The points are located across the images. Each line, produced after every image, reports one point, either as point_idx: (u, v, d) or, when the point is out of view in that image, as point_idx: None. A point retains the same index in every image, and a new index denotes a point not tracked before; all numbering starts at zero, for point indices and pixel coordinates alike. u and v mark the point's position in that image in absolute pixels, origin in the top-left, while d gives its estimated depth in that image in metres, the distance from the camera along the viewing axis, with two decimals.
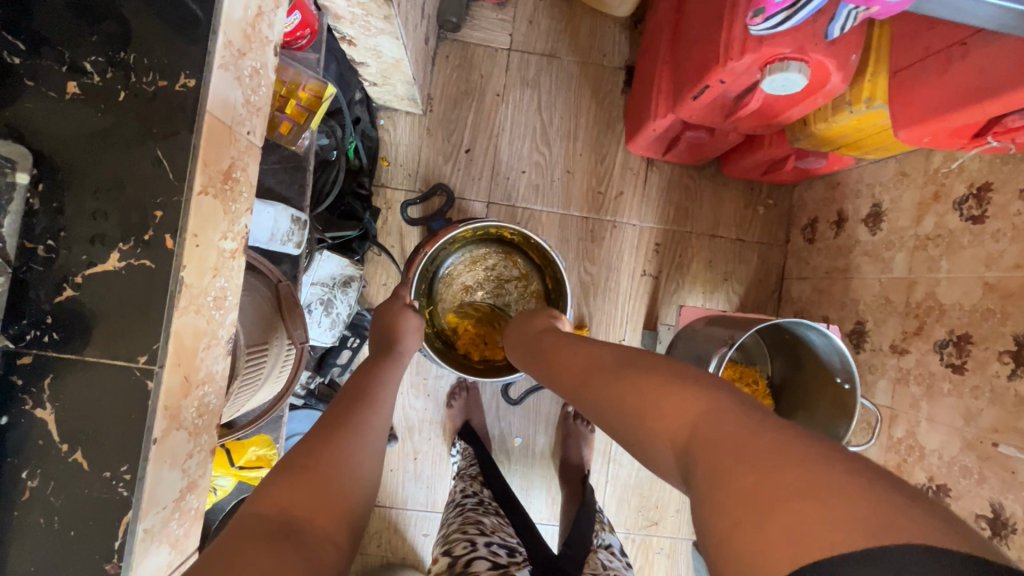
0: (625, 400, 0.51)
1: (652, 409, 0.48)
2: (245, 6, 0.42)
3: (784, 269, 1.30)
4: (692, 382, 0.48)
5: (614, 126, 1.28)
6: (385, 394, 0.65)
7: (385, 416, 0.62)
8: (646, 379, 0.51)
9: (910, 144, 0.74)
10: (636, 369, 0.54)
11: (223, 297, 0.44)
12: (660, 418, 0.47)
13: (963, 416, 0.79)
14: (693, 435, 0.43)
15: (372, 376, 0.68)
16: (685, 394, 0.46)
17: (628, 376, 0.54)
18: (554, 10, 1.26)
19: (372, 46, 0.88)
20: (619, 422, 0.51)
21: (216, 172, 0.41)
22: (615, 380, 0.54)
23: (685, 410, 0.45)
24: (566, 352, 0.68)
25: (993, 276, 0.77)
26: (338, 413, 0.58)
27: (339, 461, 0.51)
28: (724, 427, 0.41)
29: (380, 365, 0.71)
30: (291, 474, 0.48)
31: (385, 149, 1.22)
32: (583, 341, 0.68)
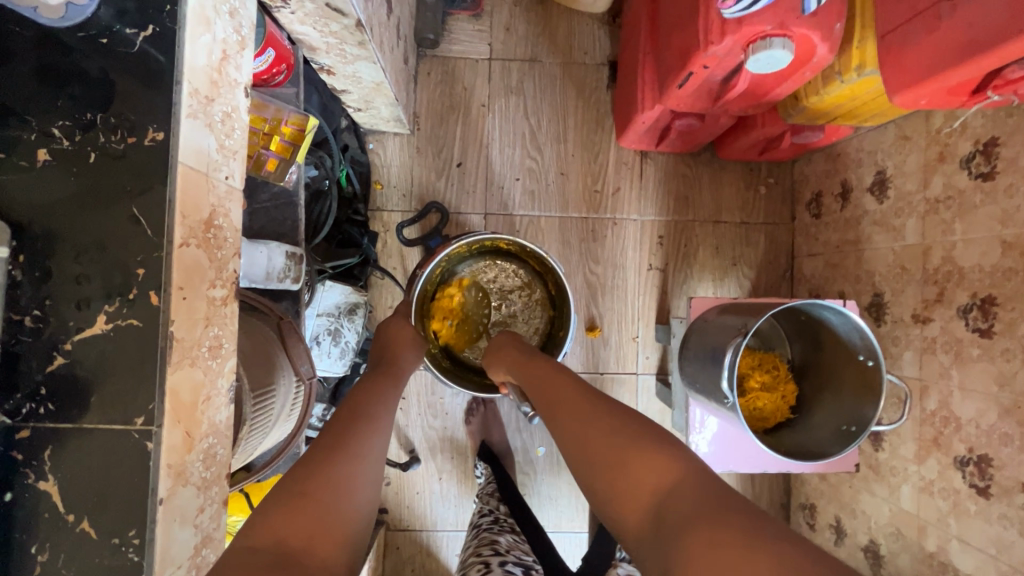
0: (598, 453, 0.54)
1: (618, 474, 0.51)
2: (209, 52, 0.41)
3: (794, 247, 1.27)
4: (650, 448, 0.51)
5: (603, 122, 1.26)
6: (380, 408, 0.65)
7: (385, 432, 0.61)
8: (610, 438, 0.54)
9: (907, 107, 0.72)
10: (608, 421, 0.57)
11: (219, 345, 0.44)
12: (632, 477, 0.50)
13: (996, 381, 0.76)
14: (659, 505, 0.47)
15: (369, 390, 0.68)
16: (652, 461, 0.50)
17: (598, 424, 0.57)
18: (530, 14, 1.26)
19: (351, 72, 0.88)
20: (593, 478, 0.53)
21: (196, 223, 0.40)
22: (592, 428, 0.57)
23: (650, 477, 0.49)
24: (543, 385, 0.70)
25: (1010, 233, 0.74)
26: (333, 433, 0.57)
27: (338, 481, 0.51)
28: (689, 503, 0.45)
29: (381, 381, 0.70)
30: (286, 500, 0.48)
31: (377, 173, 1.22)
32: (556, 372, 0.71)
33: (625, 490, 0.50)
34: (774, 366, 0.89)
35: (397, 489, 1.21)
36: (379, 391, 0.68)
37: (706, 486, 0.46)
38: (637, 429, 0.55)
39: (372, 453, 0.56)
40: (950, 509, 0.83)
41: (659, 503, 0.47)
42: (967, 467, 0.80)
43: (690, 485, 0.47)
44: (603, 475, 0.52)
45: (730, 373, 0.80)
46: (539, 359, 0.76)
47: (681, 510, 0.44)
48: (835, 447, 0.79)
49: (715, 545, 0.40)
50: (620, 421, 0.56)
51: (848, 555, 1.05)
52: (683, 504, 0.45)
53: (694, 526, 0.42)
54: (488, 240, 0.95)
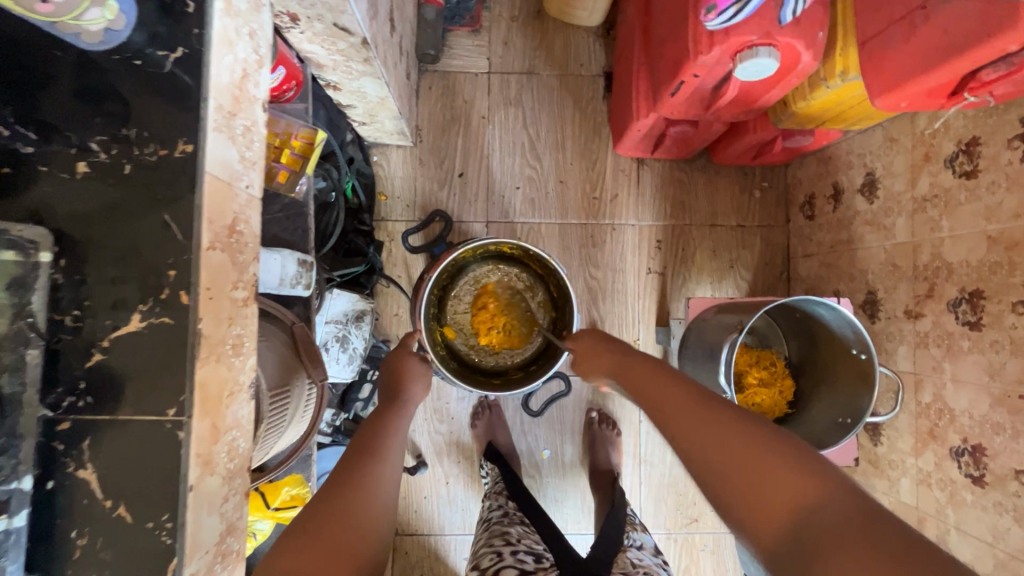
0: (717, 461, 0.51)
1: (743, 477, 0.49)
2: (231, 70, 0.44)
3: (789, 249, 1.30)
4: (785, 455, 0.49)
5: (600, 131, 1.30)
6: (394, 437, 0.68)
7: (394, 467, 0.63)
8: (729, 441, 0.51)
9: (890, 110, 0.75)
10: (723, 417, 0.54)
11: (241, 343, 0.47)
12: (763, 489, 0.47)
13: (987, 371, 0.78)
14: (798, 523, 0.44)
15: (378, 421, 0.72)
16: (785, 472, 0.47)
17: (723, 427, 0.53)
18: (527, 28, 1.30)
19: (356, 88, 0.92)
20: (711, 483, 0.51)
21: (221, 228, 0.43)
22: (715, 431, 0.53)
23: (787, 488, 0.46)
24: (639, 380, 0.67)
25: (995, 228, 0.77)
26: (343, 469, 0.60)
27: (344, 520, 0.53)
28: (835, 520, 0.43)
29: (388, 412, 0.74)
30: (295, 543, 0.50)
31: (381, 184, 1.26)
32: (652, 366, 0.68)
33: (756, 503, 0.47)
34: (769, 362, 0.92)
35: (406, 493, 1.23)
36: (386, 420, 0.72)
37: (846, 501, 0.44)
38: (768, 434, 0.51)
39: (380, 479, 0.60)
40: (947, 499, 0.85)
41: (797, 516, 0.45)
42: (962, 457, 0.82)
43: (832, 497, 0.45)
44: (725, 484, 0.49)
45: (728, 369, 0.83)
46: (631, 356, 0.73)
47: (829, 535, 0.42)
48: (832, 437, 0.82)
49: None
50: (747, 422, 0.53)
51: None
52: (827, 520, 0.43)
53: (851, 553, 0.40)
54: (491, 245, 0.98)
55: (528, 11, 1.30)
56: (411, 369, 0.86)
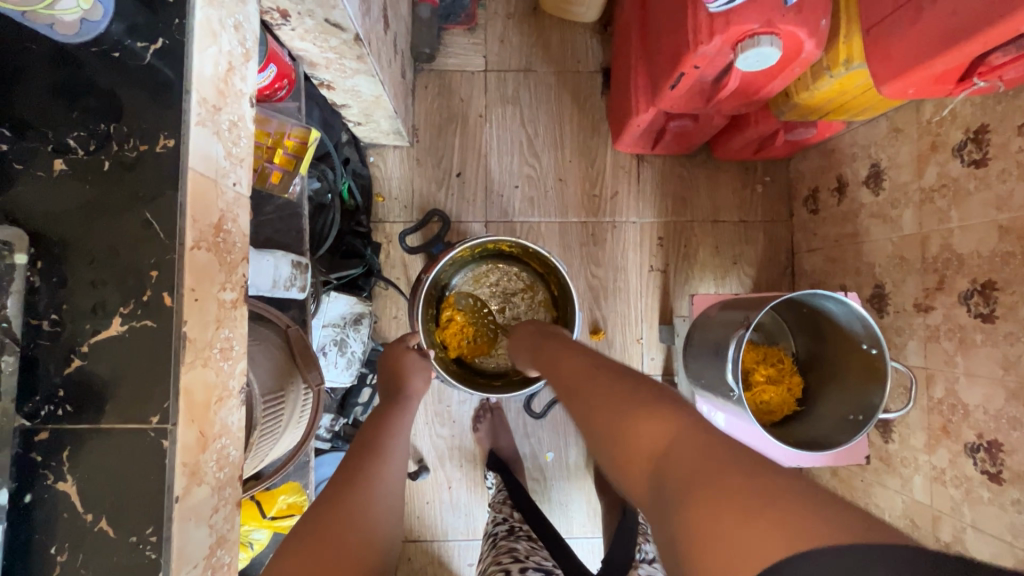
0: (608, 427, 0.52)
1: (626, 434, 0.49)
2: (215, 63, 0.43)
3: (793, 244, 1.28)
4: (661, 410, 0.49)
5: (598, 128, 1.29)
6: (396, 442, 0.66)
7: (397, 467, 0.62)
8: (617, 407, 0.52)
9: (896, 97, 0.73)
10: (620, 389, 0.55)
11: (230, 347, 0.45)
12: (635, 441, 0.48)
13: (1001, 364, 0.76)
14: (658, 466, 0.44)
15: (380, 424, 0.69)
16: (653, 423, 0.48)
17: (618, 396, 0.54)
18: (523, 26, 1.29)
19: (351, 87, 0.90)
20: (606, 447, 0.51)
21: (206, 227, 0.41)
22: (612, 400, 0.54)
23: (655, 435, 0.47)
24: (561, 366, 0.69)
25: (1006, 218, 0.75)
26: (346, 471, 0.58)
27: (354, 517, 0.51)
28: (682, 455, 0.43)
29: (390, 415, 0.72)
30: (305, 541, 0.48)
31: (378, 185, 1.24)
32: (576, 351, 0.70)
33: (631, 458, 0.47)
34: (775, 358, 0.90)
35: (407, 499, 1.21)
36: (389, 424, 0.69)
37: (696, 439, 0.44)
38: (651, 395, 0.52)
39: (383, 482, 0.58)
40: (963, 496, 0.83)
41: (657, 461, 0.45)
42: (978, 454, 0.80)
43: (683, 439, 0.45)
44: (615, 445, 0.50)
45: (734, 366, 0.80)
46: (559, 343, 0.75)
47: (676, 468, 0.42)
48: (843, 435, 0.79)
49: (703, 505, 0.37)
50: (635, 389, 0.54)
51: None
52: (676, 457, 0.43)
53: (694, 484, 0.39)
54: (489, 244, 0.97)
55: (524, 8, 1.29)
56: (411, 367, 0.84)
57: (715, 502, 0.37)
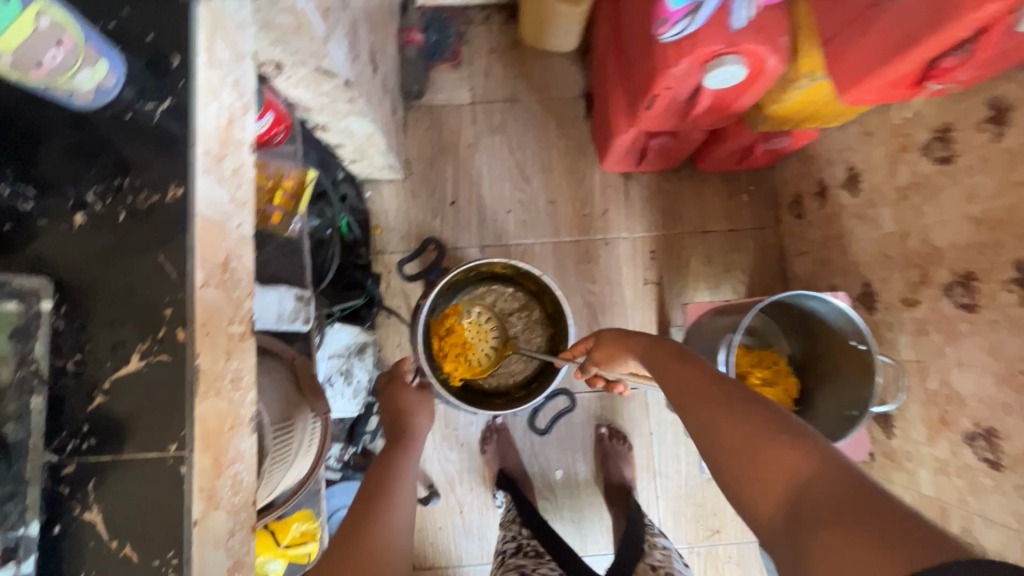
0: (726, 439, 0.52)
1: (747, 458, 0.49)
2: (217, 117, 0.47)
3: (782, 249, 1.31)
4: (786, 435, 0.49)
5: (584, 149, 1.34)
6: (404, 473, 0.70)
7: (410, 496, 0.67)
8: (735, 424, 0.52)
9: (859, 104, 0.77)
10: (738, 402, 0.54)
11: (240, 377, 0.48)
12: (759, 468, 0.48)
13: (989, 351, 0.78)
14: (791, 499, 0.45)
15: (386, 460, 0.73)
16: (781, 449, 0.48)
17: (736, 411, 0.53)
18: (506, 58, 1.36)
19: (344, 127, 0.95)
20: (723, 466, 0.52)
21: (214, 265, 0.45)
22: (730, 418, 0.53)
23: (787, 464, 0.47)
24: (661, 365, 0.68)
25: (977, 210, 0.78)
26: (361, 505, 0.63)
27: (371, 548, 0.55)
28: (825, 493, 0.43)
29: (397, 449, 0.76)
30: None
31: (376, 218, 1.30)
32: (675, 351, 0.68)
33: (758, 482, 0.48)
34: (769, 361, 0.92)
35: (420, 526, 1.21)
36: (394, 458, 0.74)
37: (837, 476, 0.44)
38: (771, 415, 0.52)
39: (398, 512, 0.62)
40: (967, 486, 0.83)
41: (793, 492, 0.45)
42: (976, 442, 0.81)
43: (820, 471, 0.45)
44: (729, 467, 0.51)
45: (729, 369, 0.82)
46: (652, 341, 0.73)
47: (819, 507, 0.43)
48: (842, 432, 0.81)
49: (855, 548, 0.38)
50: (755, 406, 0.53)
51: None
52: (821, 496, 0.43)
53: (839, 527, 0.40)
54: (485, 266, 1.00)
55: (506, 42, 1.36)
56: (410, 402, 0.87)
57: (861, 549, 0.38)
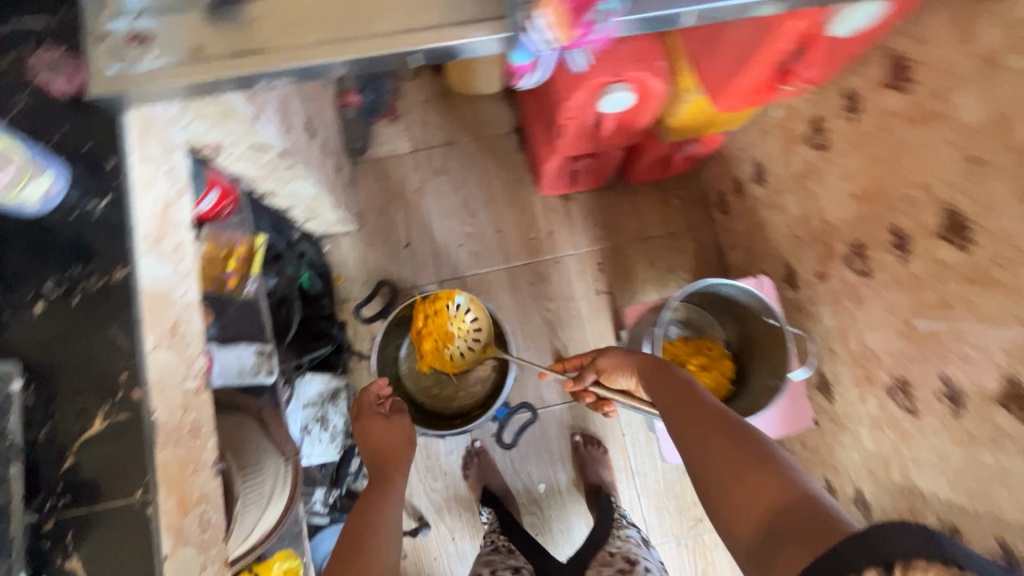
0: (718, 463, 0.59)
1: (731, 482, 0.57)
2: (153, 205, 0.55)
3: (718, 244, 1.40)
4: (767, 464, 0.57)
5: (523, 179, 1.43)
6: (384, 505, 0.76)
7: (392, 526, 0.74)
8: (724, 449, 0.60)
9: (733, 109, 0.88)
10: (727, 427, 0.62)
11: (199, 426, 0.55)
12: (741, 491, 0.56)
13: (888, 309, 0.86)
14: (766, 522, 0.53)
15: (365, 496, 0.78)
16: (761, 477, 0.56)
17: (725, 437, 0.61)
18: (440, 107, 1.47)
19: (290, 191, 1.04)
20: (708, 485, 0.60)
21: (162, 331, 0.52)
22: (719, 441, 0.61)
23: (766, 491, 0.55)
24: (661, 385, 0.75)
25: (854, 186, 0.88)
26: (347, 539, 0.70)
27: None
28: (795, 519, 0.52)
29: (382, 481, 0.82)
30: None
31: (337, 270, 1.37)
32: (674, 373, 0.75)
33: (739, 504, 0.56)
34: (702, 348, 0.99)
35: (416, 559, 1.24)
36: (371, 493, 0.79)
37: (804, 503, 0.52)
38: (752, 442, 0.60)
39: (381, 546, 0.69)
40: (898, 436, 0.90)
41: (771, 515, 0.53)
42: (896, 393, 0.88)
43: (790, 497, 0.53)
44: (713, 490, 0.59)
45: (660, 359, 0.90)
46: (653, 362, 0.80)
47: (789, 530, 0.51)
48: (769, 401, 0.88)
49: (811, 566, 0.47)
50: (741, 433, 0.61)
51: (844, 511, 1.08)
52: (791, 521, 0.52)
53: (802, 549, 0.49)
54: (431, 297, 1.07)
55: (437, 93, 1.47)
56: (382, 434, 0.90)
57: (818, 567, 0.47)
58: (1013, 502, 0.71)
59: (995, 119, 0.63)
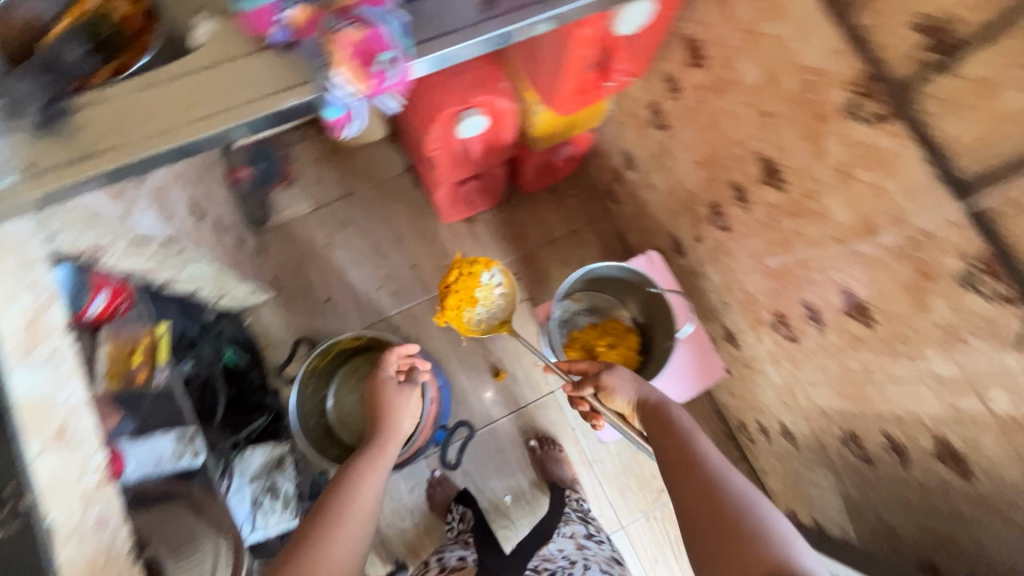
0: (711, 520, 0.63)
1: (726, 541, 0.61)
2: (21, 318, 0.57)
3: (619, 230, 1.49)
4: (763, 531, 0.60)
5: (426, 212, 1.49)
6: (365, 481, 0.78)
7: (378, 475, 0.81)
8: (722, 507, 0.64)
9: (575, 110, 0.95)
10: (726, 487, 0.66)
11: (104, 519, 0.58)
12: (730, 551, 0.60)
13: (751, 255, 0.95)
14: None
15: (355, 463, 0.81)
16: (755, 540, 0.60)
17: (719, 495, 0.65)
18: (332, 162, 1.52)
19: (189, 274, 1.06)
20: (698, 541, 0.64)
21: (44, 436, 0.54)
22: (716, 502, 0.65)
23: (756, 556, 0.58)
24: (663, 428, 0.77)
25: (695, 155, 0.98)
26: (335, 489, 0.77)
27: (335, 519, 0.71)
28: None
29: (374, 438, 0.89)
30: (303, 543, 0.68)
31: (262, 340, 1.38)
32: (678, 418, 0.78)
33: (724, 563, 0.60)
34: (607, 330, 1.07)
35: None
36: (360, 463, 0.81)
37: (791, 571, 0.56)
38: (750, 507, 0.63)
39: (363, 489, 0.77)
40: (792, 366, 0.99)
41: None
42: (778, 327, 0.97)
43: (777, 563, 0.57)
44: (702, 546, 0.63)
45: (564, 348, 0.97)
46: (658, 401, 0.82)
47: None
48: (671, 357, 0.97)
49: None
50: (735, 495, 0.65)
51: (778, 445, 1.16)
52: None
53: None
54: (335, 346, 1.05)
55: (325, 150, 1.52)
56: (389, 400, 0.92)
57: None
58: (880, 395, 0.80)
59: (767, 76, 0.73)
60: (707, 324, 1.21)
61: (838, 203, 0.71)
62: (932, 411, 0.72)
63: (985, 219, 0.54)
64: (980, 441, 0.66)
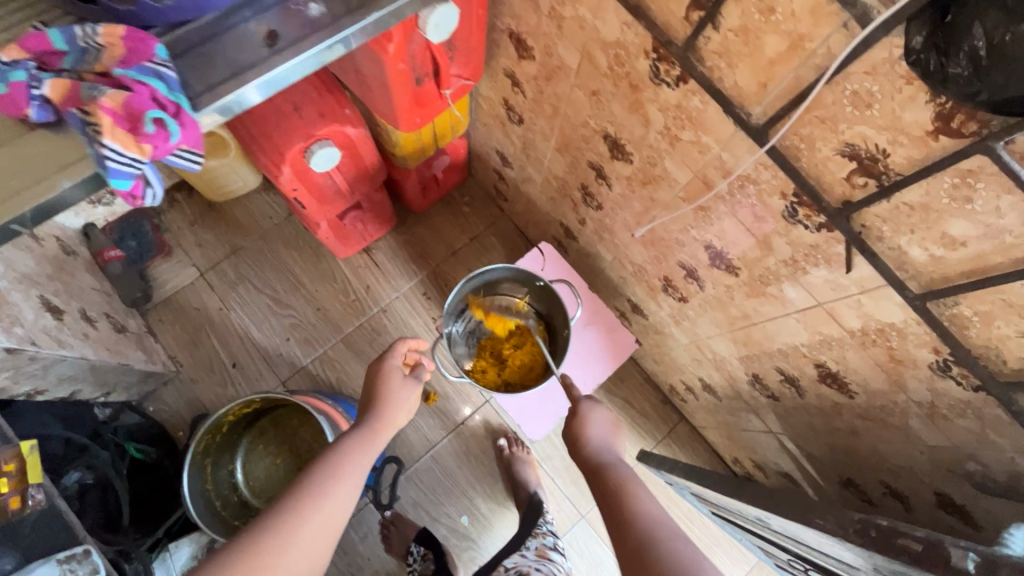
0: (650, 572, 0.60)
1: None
2: None
3: (518, 227, 1.49)
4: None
5: (320, 251, 1.44)
6: (347, 473, 0.72)
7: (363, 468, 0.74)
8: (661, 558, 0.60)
9: (422, 124, 0.92)
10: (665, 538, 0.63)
11: None
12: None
13: (627, 227, 0.97)
14: None
15: (341, 446, 0.75)
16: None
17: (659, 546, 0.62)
18: (210, 222, 1.44)
19: (59, 376, 0.99)
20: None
21: None
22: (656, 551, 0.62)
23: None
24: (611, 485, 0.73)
25: (554, 142, 0.98)
26: (316, 477, 0.70)
27: (299, 521, 0.65)
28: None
29: (373, 416, 0.81)
30: (257, 546, 0.62)
31: (171, 424, 1.29)
32: (629, 474, 0.75)
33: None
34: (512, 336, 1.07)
35: None
36: (352, 447, 0.75)
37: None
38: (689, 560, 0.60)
39: (343, 487, 0.70)
40: (691, 324, 1.01)
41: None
42: (669, 290, 0.99)
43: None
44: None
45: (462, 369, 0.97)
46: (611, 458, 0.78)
47: None
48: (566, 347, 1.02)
49: None
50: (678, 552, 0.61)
51: (705, 400, 1.19)
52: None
53: None
54: (235, 416, 0.94)
55: (200, 210, 1.44)
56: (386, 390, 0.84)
57: None
58: (764, 335, 0.83)
59: (584, 57, 0.74)
60: (614, 301, 1.22)
61: (676, 165, 0.73)
62: (805, 341, 0.75)
63: (786, 157, 0.56)
64: (847, 359, 0.70)
